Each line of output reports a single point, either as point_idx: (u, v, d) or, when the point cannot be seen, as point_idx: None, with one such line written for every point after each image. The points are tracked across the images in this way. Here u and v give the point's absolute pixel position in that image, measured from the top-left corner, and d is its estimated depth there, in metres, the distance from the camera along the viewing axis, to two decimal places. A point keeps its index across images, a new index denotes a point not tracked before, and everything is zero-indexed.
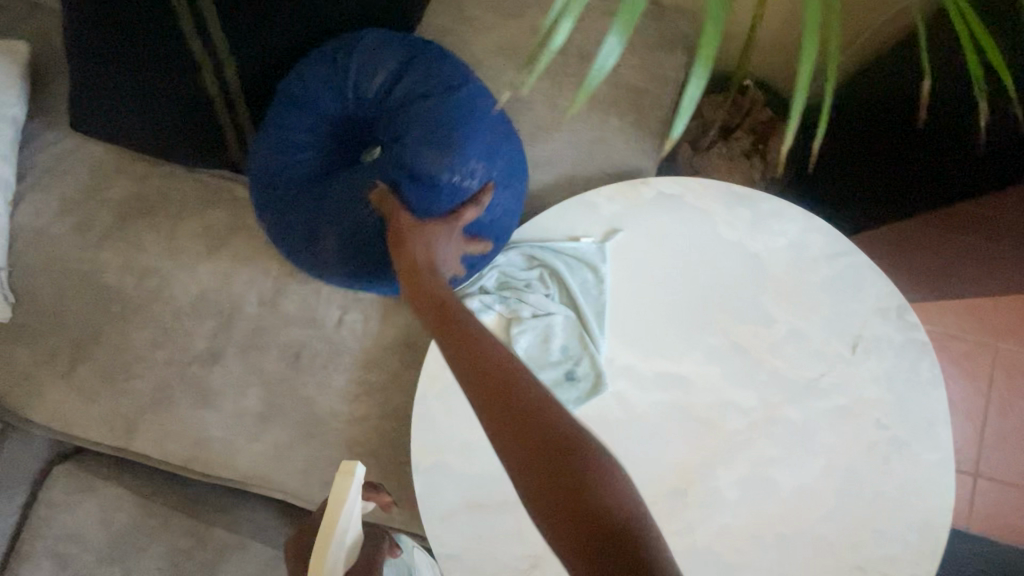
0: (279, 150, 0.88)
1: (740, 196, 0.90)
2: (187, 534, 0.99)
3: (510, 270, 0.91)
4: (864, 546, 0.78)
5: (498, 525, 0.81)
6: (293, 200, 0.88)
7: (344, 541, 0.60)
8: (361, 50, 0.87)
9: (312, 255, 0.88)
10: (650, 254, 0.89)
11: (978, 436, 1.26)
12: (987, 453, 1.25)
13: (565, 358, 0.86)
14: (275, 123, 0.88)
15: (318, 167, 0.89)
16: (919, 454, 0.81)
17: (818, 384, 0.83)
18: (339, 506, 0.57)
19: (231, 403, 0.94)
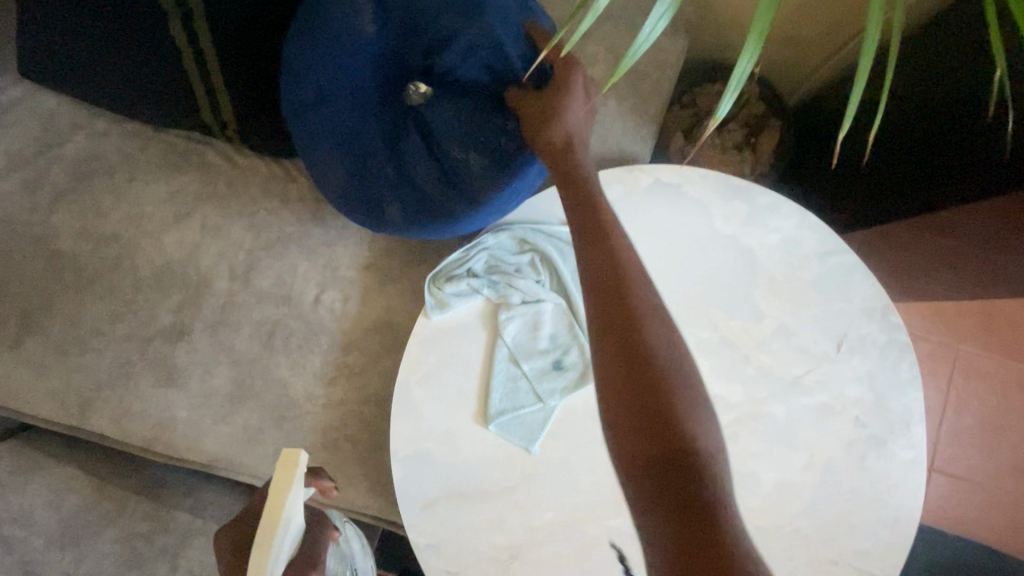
0: (346, 146, 0.85)
1: (736, 189, 0.89)
2: (146, 518, 0.94)
3: (500, 254, 0.85)
4: (839, 541, 0.79)
5: (479, 514, 0.79)
6: (407, 171, 0.83)
7: (288, 534, 0.56)
8: (327, 3, 0.81)
9: (472, 199, 0.81)
10: (645, 244, 0.86)
11: (934, 433, 1.31)
12: (942, 450, 1.30)
13: (554, 348, 0.83)
14: (318, 123, 0.84)
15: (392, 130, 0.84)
16: (895, 452, 0.82)
17: (802, 380, 0.84)
18: (282, 497, 0.53)
19: (197, 381, 0.88)
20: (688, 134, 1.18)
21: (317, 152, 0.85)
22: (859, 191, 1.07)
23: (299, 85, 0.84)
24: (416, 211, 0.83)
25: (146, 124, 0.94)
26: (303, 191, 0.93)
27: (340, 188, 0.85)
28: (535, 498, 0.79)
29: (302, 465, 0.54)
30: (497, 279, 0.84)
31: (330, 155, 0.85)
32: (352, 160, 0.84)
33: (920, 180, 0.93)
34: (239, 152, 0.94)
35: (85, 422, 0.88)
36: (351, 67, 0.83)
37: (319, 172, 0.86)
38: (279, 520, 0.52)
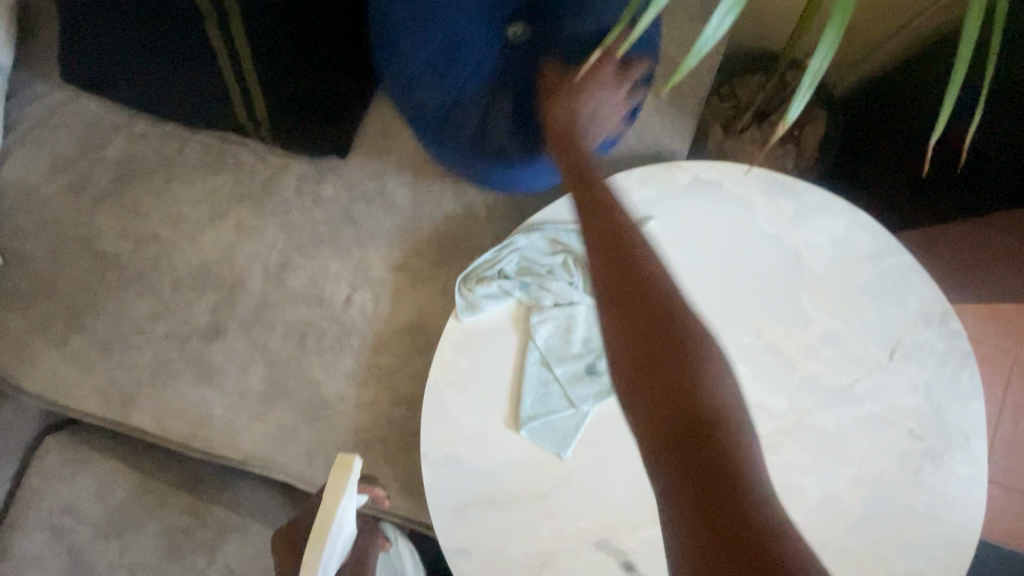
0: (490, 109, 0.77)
1: (781, 186, 0.84)
2: (186, 511, 0.96)
3: (532, 255, 0.83)
4: (889, 560, 0.75)
5: (509, 520, 0.78)
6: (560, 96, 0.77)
7: (337, 543, 0.57)
8: None
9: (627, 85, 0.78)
10: (683, 244, 0.82)
11: (990, 442, 1.23)
12: (998, 459, 1.23)
13: (586, 352, 0.81)
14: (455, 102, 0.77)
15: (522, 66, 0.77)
16: (951, 467, 0.78)
17: (851, 390, 0.80)
18: (334, 503, 0.55)
19: (234, 380, 0.90)
20: (727, 128, 1.14)
21: (467, 106, 0.77)
22: (901, 194, 1.04)
23: (415, 45, 0.74)
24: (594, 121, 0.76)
25: (182, 125, 0.95)
26: (334, 191, 0.93)
27: (506, 135, 0.78)
28: (569, 508, 0.78)
29: (355, 474, 0.56)
30: (529, 281, 0.82)
31: (483, 104, 0.77)
32: (509, 100, 0.77)
33: (953, 182, 0.93)
34: (272, 152, 0.95)
35: (127, 418, 0.90)
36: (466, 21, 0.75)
37: (478, 130, 0.77)
38: (329, 529, 0.54)
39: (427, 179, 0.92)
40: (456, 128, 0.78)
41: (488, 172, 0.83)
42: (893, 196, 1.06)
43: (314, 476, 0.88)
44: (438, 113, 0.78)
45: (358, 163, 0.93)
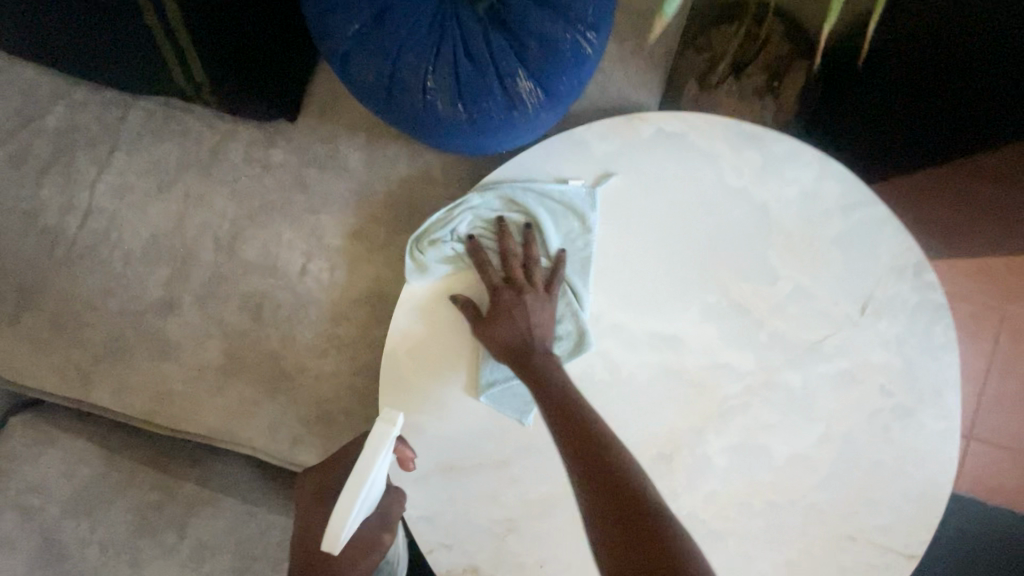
0: (408, 105, 0.67)
1: (748, 136, 0.80)
2: (156, 488, 0.95)
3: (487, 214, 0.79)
4: (858, 516, 0.76)
5: (473, 487, 0.77)
6: (487, 88, 0.66)
7: (372, 491, 0.63)
8: None
9: (565, 79, 0.67)
10: (644, 200, 0.79)
11: (977, 399, 1.23)
12: (985, 416, 1.22)
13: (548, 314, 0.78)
14: (377, 98, 0.68)
15: (452, 54, 0.65)
16: (922, 421, 0.77)
17: (820, 347, 0.77)
18: (375, 451, 0.61)
19: (191, 355, 0.88)
20: (702, 82, 1.10)
21: (411, 71, 0.65)
22: (892, 137, 0.98)
23: (348, 15, 0.65)
24: (546, 67, 0.66)
25: (123, 91, 0.91)
26: (284, 155, 0.89)
27: (454, 94, 0.66)
28: (533, 474, 0.77)
29: (394, 429, 0.62)
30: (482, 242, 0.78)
31: (427, 61, 0.65)
32: (455, 56, 0.65)
33: (961, 128, 0.85)
34: (219, 116, 0.90)
35: (87, 395, 0.89)
36: (393, 22, 0.65)
37: (423, 88, 0.66)
38: (368, 473, 0.59)
39: (381, 141, 0.88)
40: (402, 89, 0.66)
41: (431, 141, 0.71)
42: (884, 142, 1.01)
43: (278, 449, 0.87)
44: (380, 82, 0.66)
45: (309, 126, 0.89)
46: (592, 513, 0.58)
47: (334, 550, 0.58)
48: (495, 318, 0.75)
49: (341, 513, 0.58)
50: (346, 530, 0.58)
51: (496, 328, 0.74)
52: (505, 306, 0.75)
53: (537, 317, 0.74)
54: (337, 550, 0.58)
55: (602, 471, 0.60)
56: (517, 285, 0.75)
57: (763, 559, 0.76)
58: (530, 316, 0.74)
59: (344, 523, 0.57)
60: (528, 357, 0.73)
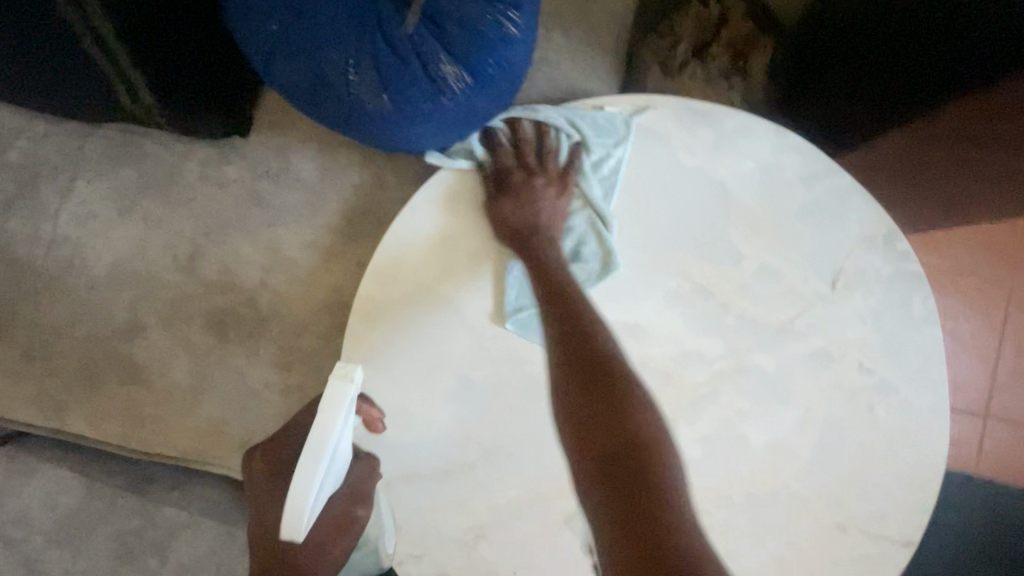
0: (343, 116, 0.73)
1: (699, 112, 0.77)
2: (137, 513, 0.95)
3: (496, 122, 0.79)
4: (847, 506, 0.72)
5: (442, 493, 0.75)
6: (414, 98, 0.71)
7: (333, 464, 0.59)
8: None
9: (488, 84, 0.73)
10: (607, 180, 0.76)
11: (989, 377, 1.21)
12: (1000, 395, 1.21)
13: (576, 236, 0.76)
14: (314, 107, 0.73)
15: (377, 65, 0.69)
16: (907, 400, 0.73)
17: (792, 327, 0.74)
18: (331, 415, 0.58)
19: (159, 377, 0.88)
20: (665, 69, 1.06)
21: (341, 85, 0.70)
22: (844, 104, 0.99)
23: (278, 32, 0.69)
24: (465, 72, 0.71)
25: (81, 120, 0.92)
26: (239, 171, 0.89)
27: (384, 104, 0.71)
28: (497, 477, 0.75)
29: (349, 392, 0.59)
30: (512, 130, 0.78)
31: (348, 55, 0.68)
32: (379, 67, 0.69)
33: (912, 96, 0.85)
34: (174, 137, 0.91)
35: (64, 423, 0.89)
36: (320, 38, 0.68)
37: (356, 100, 0.71)
38: (323, 445, 0.56)
39: (333, 149, 0.87)
40: (336, 101, 0.71)
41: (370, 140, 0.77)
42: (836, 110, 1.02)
43: None
44: (307, 80, 0.71)
45: (261, 141, 0.89)
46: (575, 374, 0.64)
47: (300, 537, 0.54)
48: (503, 175, 0.77)
49: (298, 492, 0.54)
50: (306, 512, 0.54)
51: (508, 200, 0.76)
52: (514, 190, 0.76)
53: (546, 214, 0.75)
54: (303, 535, 0.55)
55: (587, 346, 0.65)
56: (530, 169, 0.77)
57: (749, 555, 0.72)
58: (540, 211, 0.75)
59: (303, 505, 0.53)
60: (526, 239, 0.74)
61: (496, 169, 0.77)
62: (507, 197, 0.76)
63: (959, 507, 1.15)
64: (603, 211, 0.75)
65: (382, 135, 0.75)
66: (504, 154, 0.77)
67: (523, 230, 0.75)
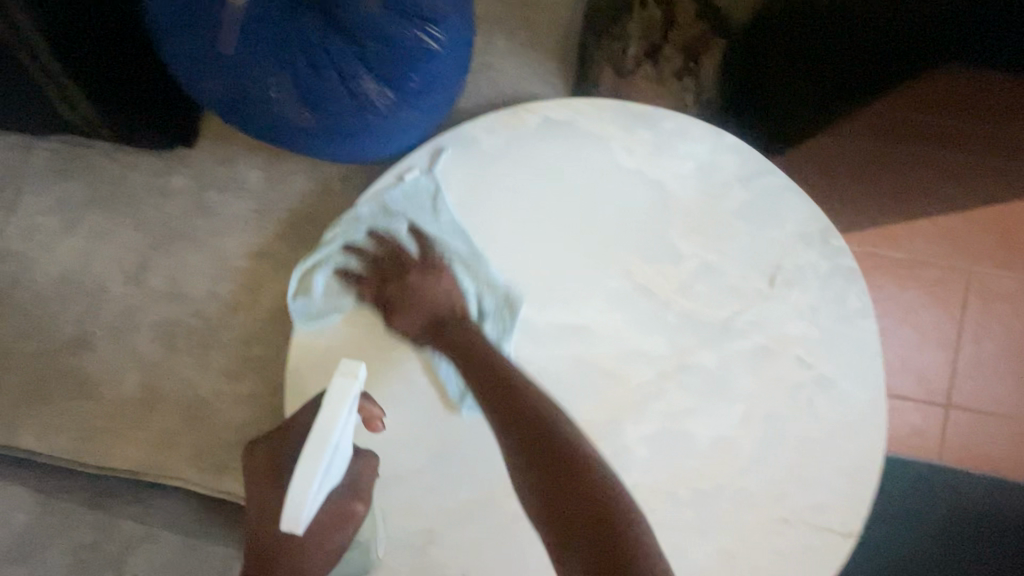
0: (272, 130, 0.70)
1: (637, 115, 0.78)
2: (91, 528, 0.89)
3: (351, 231, 0.78)
4: (789, 498, 0.73)
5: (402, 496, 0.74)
6: (342, 109, 0.68)
7: (336, 460, 0.54)
8: (172, 19, 0.65)
9: (420, 87, 0.69)
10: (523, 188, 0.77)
11: (951, 366, 1.23)
12: (962, 383, 1.22)
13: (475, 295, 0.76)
14: (243, 125, 0.70)
15: (299, 80, 0.66)
16: (847, 392, 0.74)
17: (734, 324, 0.75)
18: (333, 415, 0.51)
19: (109, 390, 0.87)
20: (618, 72, 1.02)
21: (265, 103, 0.67)
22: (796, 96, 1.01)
23: (197, 54, 0.66)
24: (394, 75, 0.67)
25: (23, 133, 0.91)
26: (185, 180, 0.89)
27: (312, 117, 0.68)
28: (448, 477, 0.74)
29: (354, 388, 0.52)
30: (363, 259, 0.77)
31: (265, 72, 0.65)
32: (301, 82, 0.66)
33: None
34: (119, 148, 0.91)
35: (10, 440, 0.87)
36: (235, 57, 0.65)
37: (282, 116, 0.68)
38: (324, 443, 0.50)
39: (278, 156, 0.88)
40: (261, 118, 0.68)
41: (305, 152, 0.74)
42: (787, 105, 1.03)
43: (202, 477, 0.85)
44: (226, 95, 0.67)
45: (207, 149, 0.90)
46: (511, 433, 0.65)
47: (298, 531, 0.50)
48: (396, 316, 0.75)
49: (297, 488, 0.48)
50: (305, 508, 0.49)
51: (404, 308, 0.75)
52: (402, 294, 0.75)
53: (442, 295, 0.75)
54: (302, 532, 0.50)
55: (519, 406, 0.66)
56: (403, 267, 0.76)
57: (697, 551, 0.72)
58: (434, 300, 0.75)
59: (300, 508, 0.49)
60: (443, 325, 0.75)
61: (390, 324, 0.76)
62: (406, 304, 0.75)
63: (925, 495, 1.16)
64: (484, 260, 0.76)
65: (309, 148, 0.72)
66: (372, 271, 0.77)
67: (437, 318, 0.75)
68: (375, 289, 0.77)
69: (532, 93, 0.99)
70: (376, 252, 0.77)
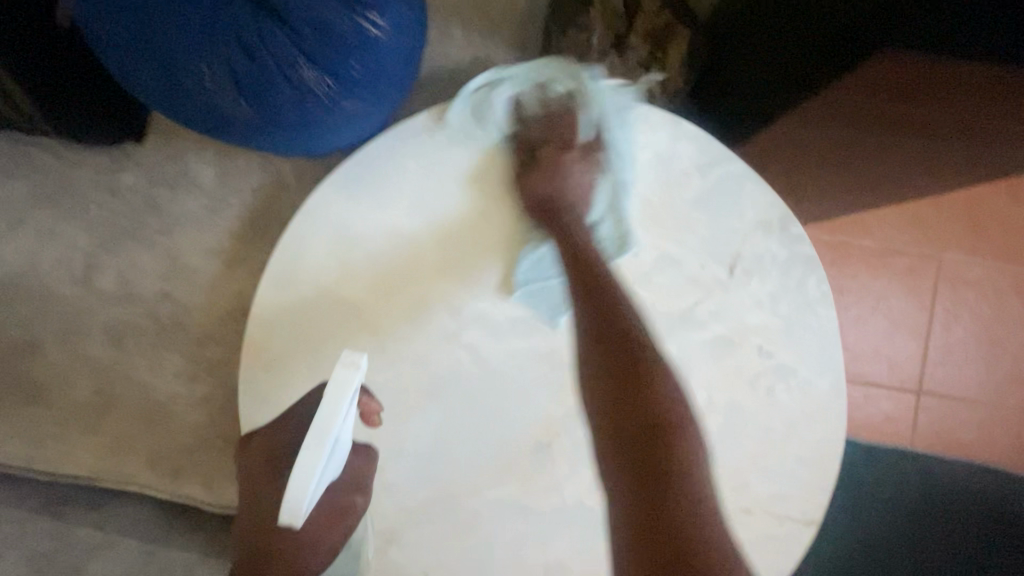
0: (225, 126, 0.72)
1: (595, 104, 0.77)
2: (46, 536, 0.83)
3: (479, 109, 0.77)
4: (751, 488, 0.72)
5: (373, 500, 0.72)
6: (288, 103, 0.70)
7: (336, 451, 0.54)
8: (115, 27, 0.67)
9: (363, 77, 0.71)
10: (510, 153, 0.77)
11: (922, 353, 1.24)
12: (932, 370, 1.24)
13: (608, 211, 0.75)
14: (198, 123, 0.73)
15: (242, 77, 0.68)
16: (806, 381, 0.74)
17: (693, 314, 0.74)
18: (335, 409, 0.51)
19: (59, 395, 0.84)
20: (583, 61, 0.98)
21: (214, 102, 0.69)
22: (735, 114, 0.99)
23: (143, 60, 0.68)
24: (335, 68, 0.69)
25: None
26: (136, 179, 0.87)
27: (260, 113, 0.70)
28: (407, 477, 0.73)
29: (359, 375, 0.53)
30: (522, 114, 0.77)
31: (201, 61, 0.67)
32: (245, 80, 0.68)
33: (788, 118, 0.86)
34: (66, 146, 0.88)
35: None
36: (178, 60, 0.67)
37: (232, 114, 0.70)
38: (329, 431, 0.49)
39: (232, 154, 0.87)
40: (213, 116, 0.71)
41: (262, 146, 0.76)
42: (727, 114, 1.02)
43: (158, 483, 0.82)
44: (160, 84, 0.69)
45: (156, 146, 0.88)
46: (607, 359, 0.69)
47: (297, 523, 0.50)
48: (550, 174, 0.74)
49: (302, 475, 0.48)
50: (310, 496, 0.49)
51: (556, 175, 0.74)
52: (551, 159, 0.75)
53: (575, 181, 0.75)
54: (303, 522, 0.50)
55: (614, 334, 0.70)
56: (559, 138, 0.76)
57: None
58: (569, 184, 0.74)
59: (303, 500, 0.48)
60: (555, 213, 0.74)
61: (522, 185, 0.75)
62: (547, 169, 0.74)
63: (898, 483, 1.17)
64: (623, 179, 0.75)
65: (252, 140, 0.74)
66: (538, 127, 0.76)
67: (559, 204, 0.74)
68: (544, 154, 0.75)
69: None
70: (561, 110, 0.77)
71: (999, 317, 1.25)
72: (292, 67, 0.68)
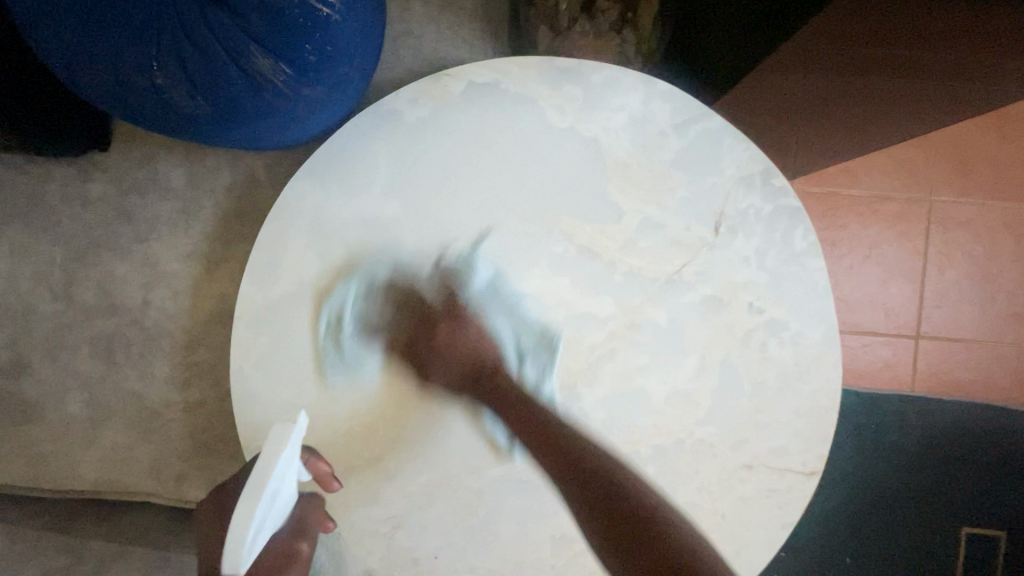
0: (182, 126, 0.70)
1: (563, 70, 0.75)
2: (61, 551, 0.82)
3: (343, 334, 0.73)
4: (751, 443, 0.72)
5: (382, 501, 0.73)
6: (245, 95, 0.68)
7: (277, 499, 0.54)
8: (59, 36, 0.66)
9: (319, 62, 0.68)
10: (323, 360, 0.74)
11: (918, 297, 1.23)
12: (928, 313, 1.23)
13: (540, 343, 0.73)
14: (156, 126, 0.71)
15: (194, 72, 0.66)
16: (799, 333, 0.73)
17: (679, 277, 0.73)
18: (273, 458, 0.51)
19: (54, 412, 0.84)
20: (554, 31, 0.94)
21: (167, 104, 0.68)
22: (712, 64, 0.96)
23: (91, 66, 0.66)
24: (289, 55, 0.67)
25: None
26: (106, 188, 0.85)
27: (217, 109, 0.68)
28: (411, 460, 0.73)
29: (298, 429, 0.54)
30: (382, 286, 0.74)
31: (150, 60, 0.65)
32: (196, 76, 0.66)
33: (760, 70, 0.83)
34: (29, 160, 0.86)
35: None
36: (128, 62, 0.66)
37: (187, 113, 0.68)
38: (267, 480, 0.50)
39: (199, 154, 0.85)
40: (169, 118, 0.69)
41: (227, 143, 0.75)
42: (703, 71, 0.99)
43: (165, 489, 0.83)
44: (113, 88, 0.67)
45: (122, 152, 0.86)
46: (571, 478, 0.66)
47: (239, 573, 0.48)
48: (440, 369, 0.73)
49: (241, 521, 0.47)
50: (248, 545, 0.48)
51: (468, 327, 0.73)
52: (442, 343, 0.72)
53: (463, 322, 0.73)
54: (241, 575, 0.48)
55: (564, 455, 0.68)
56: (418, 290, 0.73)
57: None
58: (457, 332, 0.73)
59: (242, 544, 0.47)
60: (487, 383, 0.72)
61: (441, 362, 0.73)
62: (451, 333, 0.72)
63: (901, 426, 1.17)
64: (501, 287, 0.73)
65: (214, 137, 0.73)
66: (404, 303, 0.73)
67: (478, 364, 0.72)
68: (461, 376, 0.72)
69: (459, 61, 0.97)
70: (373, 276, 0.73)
71: (993, 253, 1.24)
72: (244, 56, 0.66)
